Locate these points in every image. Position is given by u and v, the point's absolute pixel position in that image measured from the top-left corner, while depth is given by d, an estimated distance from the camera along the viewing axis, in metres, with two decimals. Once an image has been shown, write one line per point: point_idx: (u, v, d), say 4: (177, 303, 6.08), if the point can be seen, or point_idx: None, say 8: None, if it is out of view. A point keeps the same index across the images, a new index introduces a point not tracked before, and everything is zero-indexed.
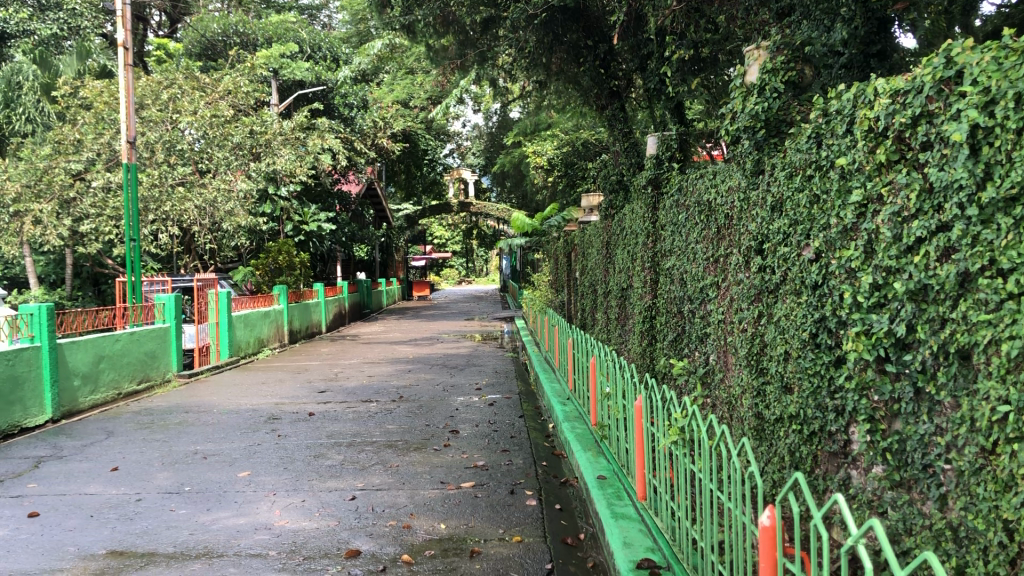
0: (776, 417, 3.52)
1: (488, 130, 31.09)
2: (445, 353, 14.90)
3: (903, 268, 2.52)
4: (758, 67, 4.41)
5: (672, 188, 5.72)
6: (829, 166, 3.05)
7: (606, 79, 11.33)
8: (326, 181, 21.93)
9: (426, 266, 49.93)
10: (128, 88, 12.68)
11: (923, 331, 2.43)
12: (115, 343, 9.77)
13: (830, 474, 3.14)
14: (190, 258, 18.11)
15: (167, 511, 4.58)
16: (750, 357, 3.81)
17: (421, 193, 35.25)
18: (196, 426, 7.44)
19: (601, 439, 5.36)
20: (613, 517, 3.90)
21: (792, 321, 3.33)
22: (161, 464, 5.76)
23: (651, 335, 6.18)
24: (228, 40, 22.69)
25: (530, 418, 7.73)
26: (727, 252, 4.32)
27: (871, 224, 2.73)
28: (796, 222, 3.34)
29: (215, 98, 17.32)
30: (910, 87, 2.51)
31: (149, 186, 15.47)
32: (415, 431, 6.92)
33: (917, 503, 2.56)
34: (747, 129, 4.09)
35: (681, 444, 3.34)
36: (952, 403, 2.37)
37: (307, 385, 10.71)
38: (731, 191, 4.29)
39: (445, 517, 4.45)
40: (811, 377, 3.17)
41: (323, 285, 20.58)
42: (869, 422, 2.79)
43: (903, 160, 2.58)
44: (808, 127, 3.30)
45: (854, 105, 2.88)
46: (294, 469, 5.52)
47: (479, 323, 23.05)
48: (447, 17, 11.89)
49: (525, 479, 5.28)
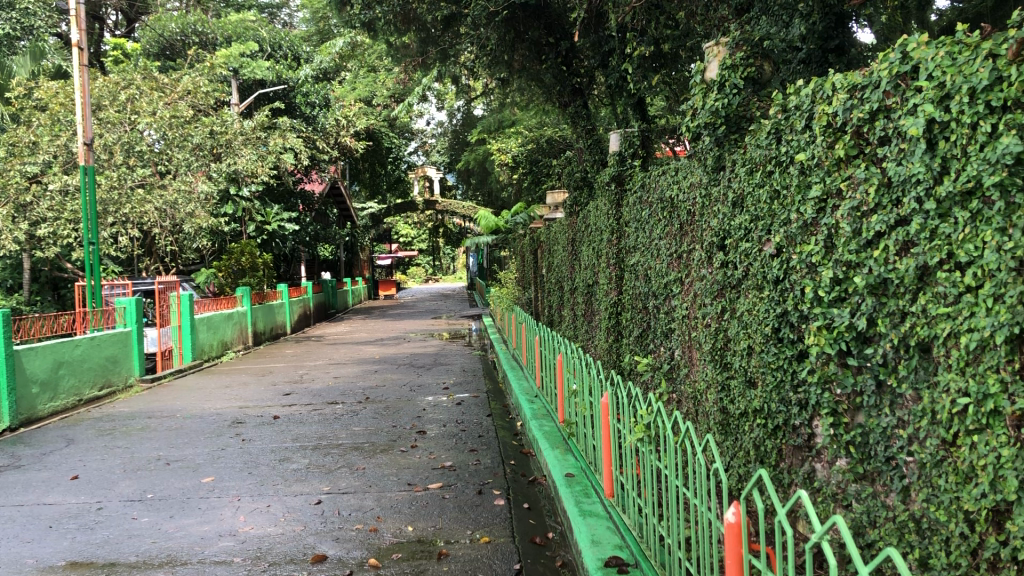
0: (741, 412, 3.54)
1: (452, 128, 31.01)
2: (412, 352, 14.84)
3: (863, 263, 2.53)
4: (717, 63, 4.41)
5: (636, 185, 5.72)
6: (788, 161, 3.07)
7: (568, 76, 11.57)
8: (289, 181, 21.73)
9: (392, 265, 49.72)
10: (84, 89, 12.45)
11: (883, 324, 2.45)
12: (75, 348, 9.61)
13: (794, 467, 3.16)
14: (151, 261, 17.84)
15: (128, 520, 4.50)
16: (714, 352, 3.83)
17: (386, 192, 35.09)
18: (158, 432, 7.33)
19: (568, 436, 5.35)
20: (581, 514, 3.89)
21: (755, 316, 3.34)
22: (123, 471, 5.66)
23: (617, 331, 6.18)
24: (187, 39, 22.36)
25: (497, 417, 7.72)
26: (691, 248, 4.33)
27: (829, 219, 2.74)
28: (757, 217, 3.35)
29: (174, 99, 17.08)
30: (867, 82, 2.52)
31: (107, 189, 15.11)
32: (382, 433, 6.87)
33: (881, 496, 2.58)
34: (707, 125, 4.08)
35: (646, 441, 3.34)
36: (913, 396, 2.40)
37: (272, 388, 10.60)
38: (693, 188, 4.30)
39: (412, 519, 4.42)
40: (774, 371, 3.18)
41: (288, 286, 20.41)
42: (832, 416, 2.81)
43: (862, 155, 2.60)
44: (767, 123, 3.32)
45: (813, 101, 2.89)
46: (259, 474, 5.45)
47: (446, 322, 22.96)
48: (409, 15, 11.81)
49: (493, 478, 5.27)
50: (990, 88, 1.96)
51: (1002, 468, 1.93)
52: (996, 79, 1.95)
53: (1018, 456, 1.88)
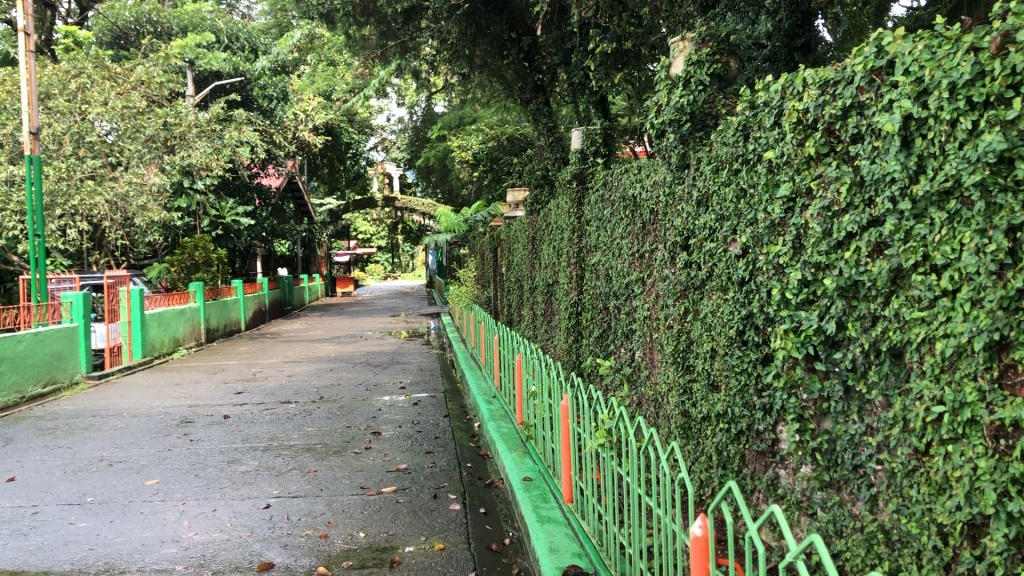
0: (703, 416, 3.45)
1: (412, 123, 30.80)
2: (369, 351, 14.68)
3: (833, 264, 2.45)
4: (682, 59, 4.29)
5: (597, 183, 5.63)
6: (756, 159, 2.98)
7: (530, 73, 11.55)
8: (245, 174, 21.42)
9: (350, 261, 49.35)
10: (31, 77, 12.07)
11: (853, 328, 2.37)
12: (18, 344, 9.30)
13: (757, 473, 3.09)
14: (100, 254, 17.41)
15: (66, 525, 4.30)
16: (676, 354, 3.74)
17: (344, 188, 34.85)
18: (103, 431, 7.09)
19: (526, 439, 5.22)
20: (539, 521, 3.77)
21: (719, 317, 3.26)
22: (62, 473, 5.44)
23: (577, 331, 6.08)
24: (142, 28, 21.93)
25: (455, 418, 7.59)
26: (653, 248, 4.24)
27: (798, 219, 2.65)
28: (723, 216, 3.26)
29: (127, 89, 16.68)
30: (840, 78, 2.44)
31: (55, 180, 14.65)
32: (336, 434, 6.71)
33: (847, 505, 2.51)
34: (672, 122, 3.98)
35: (607, 446, 3.21)
36: (883, 402, 2.33)
37: (224, 386, 10.35)
38: (656, 186, 4.23)
39: (364, 524, 4.27)
40: (738, 375, 3.10)
41: (242, 282, 20.07)
42: (798, 422, 2.73)
43: (833, 153, 2.51)
44: (735, 120, 3.23)
45: (783, 97, 2.80)
46: (206, 476, 5.27)
47: (404, 320, 22.73)
48: (368, 7, 11.64)
49: (449, 482, 5.13)
50: (971, 83, 1.89)
51: (979, 480, 1.85)
52: (978, 74, 1.87)
53: (997, 468, 1.80)
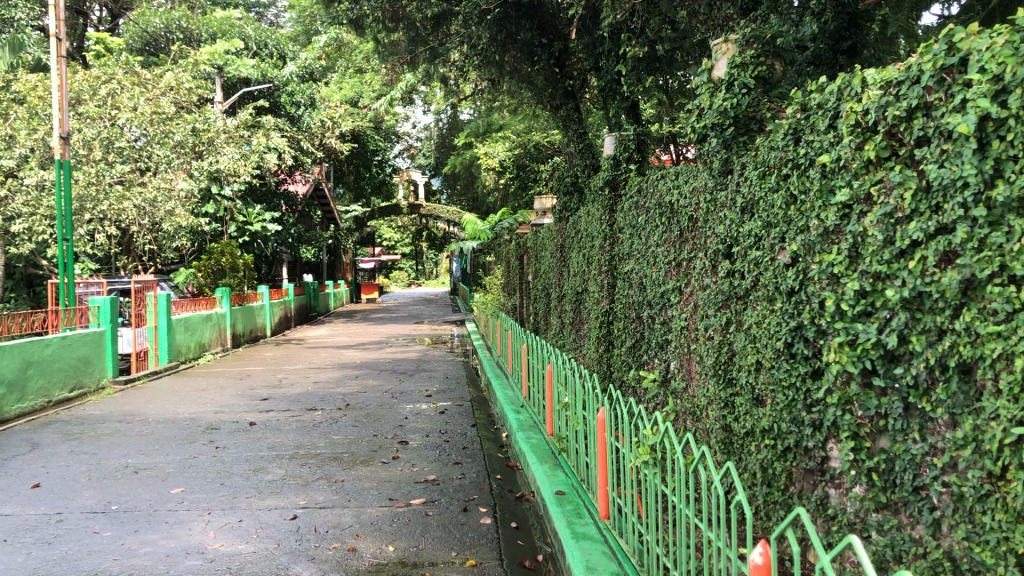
0: (746, 431, 3.31)
1: (439, 130, 30.84)
2: (393, 358, 14.62)
3: (895, 275, 2.32)
4: (726, 61, 4.17)
5: (631, 189, 5.50)
6: (807, 164, 2.85)
7: (560, 79, 11.24)
8: (272, 181, 21.53)
9: (375, 269, 49.50)
10: (62, 82, 12.14)
11: (917, 343, 2.23)
12: (45, 348, 9.28)
13: (805, 492, 2.93)
14: (128, 259, 17.46)
15: (90, 534, 4.22)
16: (717, 366, 3.61)
17: (370, 194, 35.08)
18: (128, 437, 7.04)
19: (558, 451, 5.09)
20: (574, 537, 3.65)
21: (764, 329, 3.13)
22: (87, 480, 5.37)
23: (608, 341, 5.95)
24: (171, 35, 22.01)
25: (483, 428, 7.48)
26: (691, 256, 4.11)
27: (856, 226, 2.52)
28: (770, 224, 3.13)
29: (156, 94, 16.56)
30: (905, 77, 2.30)
31: (84, 184, 14.47)
32: (362, 443, 6.61)
33: (907, 529, 2.37)
34: (714, 126, 3.88)
35: (650, 464, 3.07)
36: (948, 421, 2.19)
37: (248, 392, 10.29)
38: (696, 193, 4.11)
39: (393, 538, 4.17)
40: (785, 389, 2.96)
41: (268, 288, 20.11)
42: (852, 439, 2.58)
43: (895, 157, 2.39)
44: (784, 123, 3.10)
45: (839, 98, 2.68)
46: (231, 485, 5.19)
47: (429, 327, 22.68)
48: (397, 13, 11.63)
49: (479, 494, 5.02)
50: None
51: None
52: None
53: None
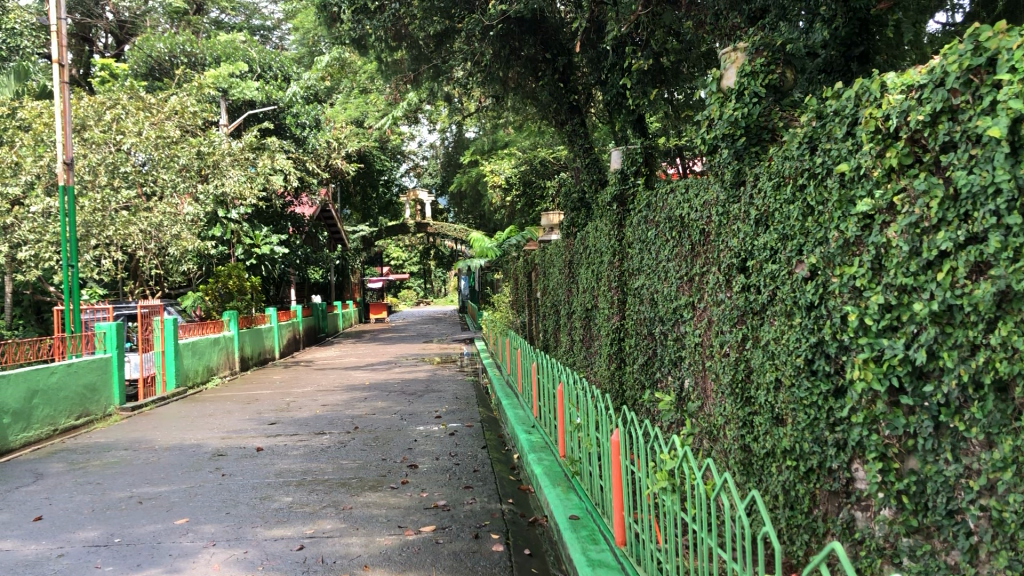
0: (766, 452, 3.19)
1: (444, 149, 30.81)
2: (403, 378, 14.50)
3: (923, 287, 2.20)
4: (735, 70, 4.09)
5: (639, 204, 5.38)
6: (824, 173, 2.74)
7: (565, 93, 11.00)
8: (278, 202, 21.55)
9: (383, 289, 49.40)
10: (65, 108, 12.11)
11: (948, 358, 2.11)
12: (51, 376, 9.19)
13: (830, 515, 2.80)
14: (135, 285, 17.44)
15: (91, 569, 4.12)
16: (734, 385, 3.48)
17: (377, 214, 35.09)
18: (134, 465, 6.95)
19: (571, 474, 4.96)
20: (590, 564, 3.53)
21: (783, 346, 3.01)
22: (90, 512, 5.28)
23: (619, 358, 5.84)
24: (175, 59, 22.10)
25: (493, 449, 7.36)
26: (704, 270, 4.00)
27: (879, 237, 2.41)
28: (787, 236, 3.02)
29: (161, 119, 16.57)
30: (928, 80, 2.20)
31: (90, 211, 14.46)
32: (371, 467, 6.49)
33: (941, 555, 2.25)
34: (726, 137, 3.78)
35: (669, 489, 2.96)
36: (983, 441, 2.07)
37: (256, 416, 10.19)
38: (707, 206, 4.01)
39: (403, 568, 4.05)
40: (806, 408, 2.84)
41: (276, 310, 20.06)
42: (880, 461, 2.45)
43: (919, 164, 2.28)
44: (798, 132, 3.00)
45: (856, 104, 2.58)
46: (237, 515, 5.08)
47: (438, 346, 22.55)
48: (400, 31, 11.60)
49: (491, 520, 4.89)
50: None
51: None
52: None
53: None
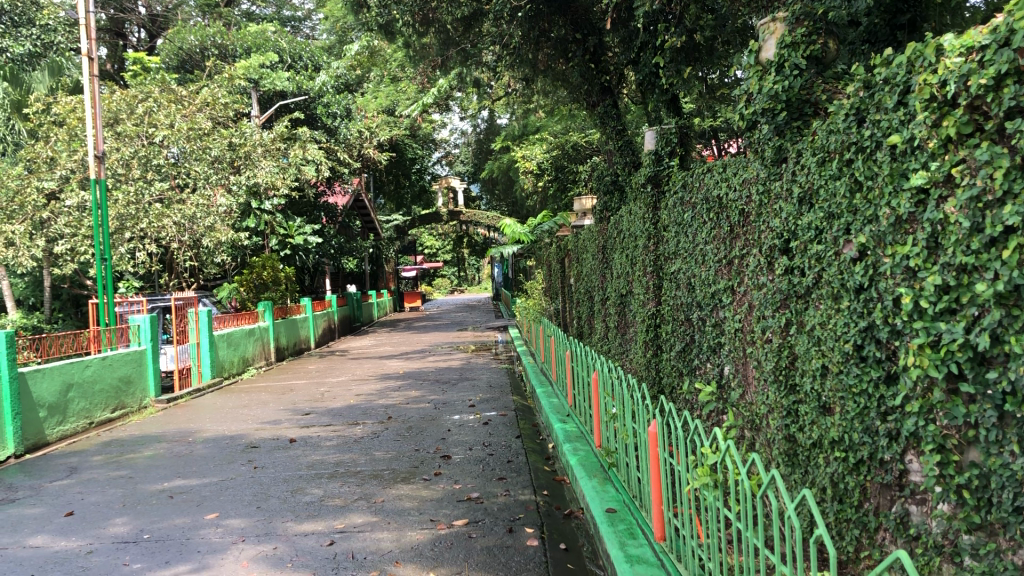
0: (813, 442, 3.02)
1: (476, 137, 30.71)
2: (437, 367, 14.43)
3: (987, 266, 2.03)
4: (774, 42, 3.92)
5: (675, 185, 5.21)
6: (874, 147, 2.58)
7: (597, 74, 10.75)
8: (310, 193, 21.65)
9: (418, 278, 49.62)
10: (95, 100, 12.08)
11: (1015, 343, 1.93)
12: (86, 369, 9.21)
13: (882, 509, 2.63)
14: (171, 277, 17.59)
15: (119, 567, 4.05)
16: (778, 372, 3.31)
17: (410, 203, 35.15)
18: (167, 458, 6.93)
19: (607, 465, 4.82)
20: (627, 561, 3.39)
21: (830, 331, 2.84)
22: (120, 507, 5.23)
23: (656, 344, 5.68)
24: (206, 52, 22.10)
25: (528, 439, 7.24)
26: (744, 253, 3.83)
27: (935, 212, 2.23)
28: (834, 214, 2.85)
29: (193, 111, 16.56)
30: (990, 41, 2.03)
31: (124, 204, 14.57)
32: (403, 458, 6.41)
33: (1007, 554, 2.08)
34: (766, 112, 3.61)
35: (711, 485, 2.80)
36: None
37: (290, 407, 10.17)
38: (746, 184, 3.84)
39: (435, 564, 3.94)
40: (855, 397, 2.67)
41: (311, 300, 20.12)
42: (938, 453, 2.26)
43: (980, 133, 2.12)
44: (844, 103, 2.82)
45: (908, 71, 2.40)
46: (268, 509, 5.01)
47: (472, 334, 22.54)
48: (427, 16, 11.50)
49: (525, 513, 4.77)
50: None
51: None
52: None
53: None
